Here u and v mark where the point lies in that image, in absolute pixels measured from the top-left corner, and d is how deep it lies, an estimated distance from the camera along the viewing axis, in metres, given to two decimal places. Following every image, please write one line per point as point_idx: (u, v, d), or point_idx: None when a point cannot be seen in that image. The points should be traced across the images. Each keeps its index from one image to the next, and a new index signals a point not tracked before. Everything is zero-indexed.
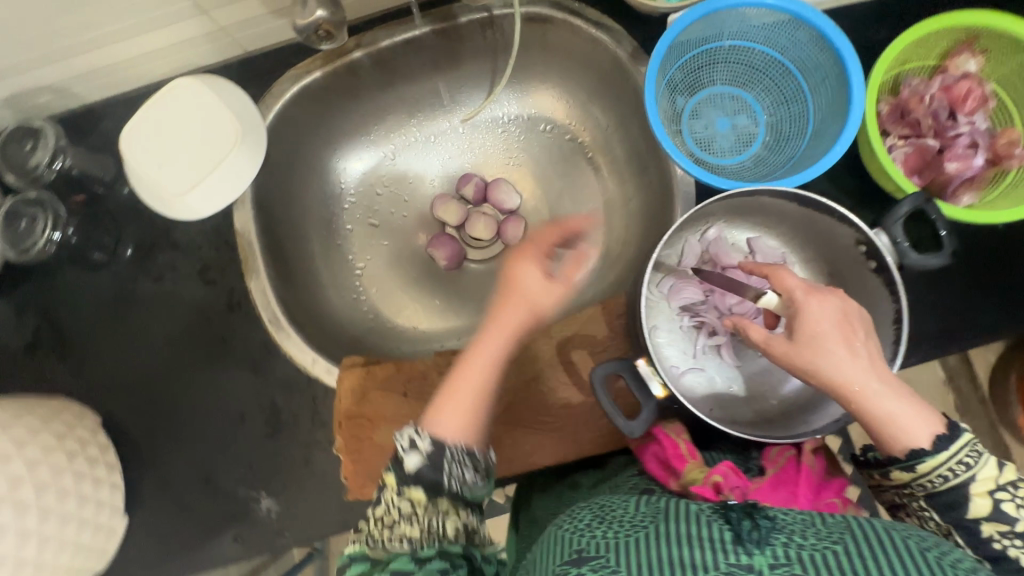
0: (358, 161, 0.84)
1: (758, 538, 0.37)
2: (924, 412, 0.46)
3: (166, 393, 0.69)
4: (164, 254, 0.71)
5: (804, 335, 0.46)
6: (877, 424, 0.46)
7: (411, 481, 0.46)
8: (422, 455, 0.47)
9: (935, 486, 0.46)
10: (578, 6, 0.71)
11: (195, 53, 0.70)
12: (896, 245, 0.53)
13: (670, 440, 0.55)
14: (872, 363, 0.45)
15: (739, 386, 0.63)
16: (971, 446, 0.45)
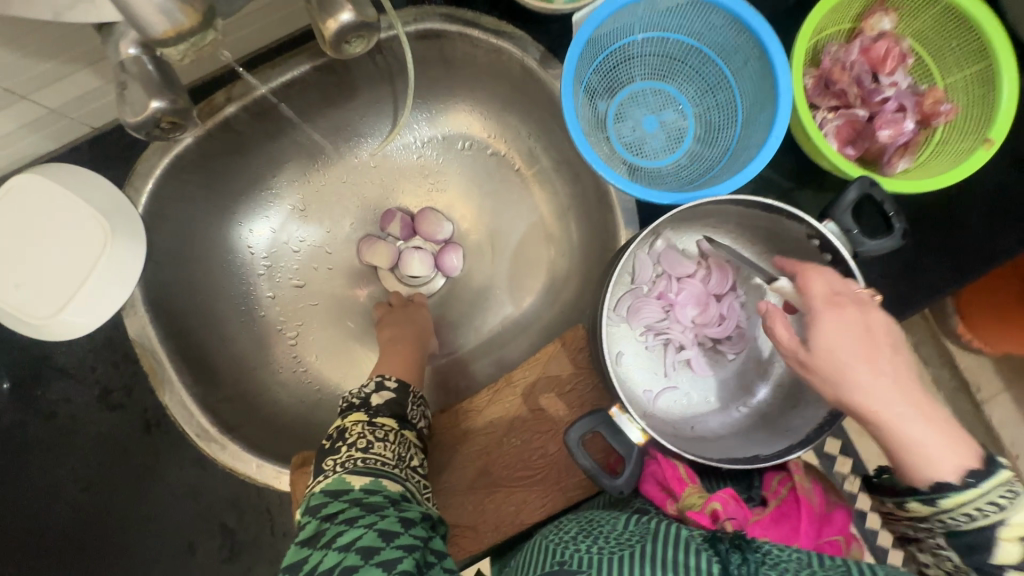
0: (265, 223, 0.75)
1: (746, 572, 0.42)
2: (961, 443, 0.42)
3: (97, 537, 0.60)
4: (54, 383, 0.61)
5: (821, 348, 0.45)
6: (911, 454, 0.43)
7: (382, 413, 0.59)
8: (390, 394, 0.61)
9: (960, 525, 0.42)
10: (472, 15, 0.63)
11: (31, 143, 0.58)
12: (849, 234, 0.50)
13: (672, 467, 0.54)
14: (899, 384, 0.43)
15: (716, 397, 0.60)
16: (1008, 488, 0.41)
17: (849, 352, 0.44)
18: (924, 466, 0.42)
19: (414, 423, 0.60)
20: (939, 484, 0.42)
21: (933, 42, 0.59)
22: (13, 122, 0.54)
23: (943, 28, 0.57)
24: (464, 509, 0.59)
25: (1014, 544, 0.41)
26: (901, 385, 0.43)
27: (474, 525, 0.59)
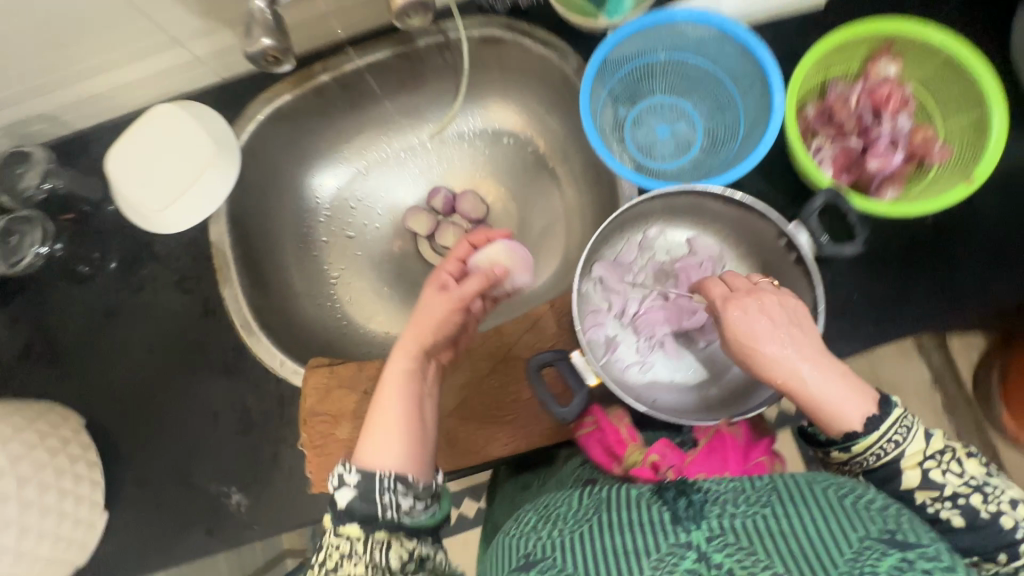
0: (332, 178, 0.89)
1: (693, 514, 0.42)
2: (860, 390, 0.49)
3: (145, 395, 0.73)
4: (146, 267, 0.76)
5: (733, 343, 0.51)
6: (816, 410, 0.49)
7: (348, 518, 0.48)
8: (353, 492, 0.49)
9: (869, 462, 0.49)
10: (527, 27, 0.75)
11: (175, 81, 0.75)
12: (815, 239, 0.56)
13: (613, 429, 0.61)
14: (802, 354, 0.49)
15: (682, 379, 0.66)
16: (901, 421, 0.48)
17: (762, 330, 0.50)
18: (832, 419, 0.49)
19: (387, 510, 0.49)
20: (849, 432, 0.49)
21: (938, 89, 0.64)
22: (167, 61, 0.71)
23: (943, 79, 0.63)
24: (439, 433, 0.67)
25: (916, 470, 0.48)
26: (803, 351, 0.49)
27: (445, 448, 0.67)
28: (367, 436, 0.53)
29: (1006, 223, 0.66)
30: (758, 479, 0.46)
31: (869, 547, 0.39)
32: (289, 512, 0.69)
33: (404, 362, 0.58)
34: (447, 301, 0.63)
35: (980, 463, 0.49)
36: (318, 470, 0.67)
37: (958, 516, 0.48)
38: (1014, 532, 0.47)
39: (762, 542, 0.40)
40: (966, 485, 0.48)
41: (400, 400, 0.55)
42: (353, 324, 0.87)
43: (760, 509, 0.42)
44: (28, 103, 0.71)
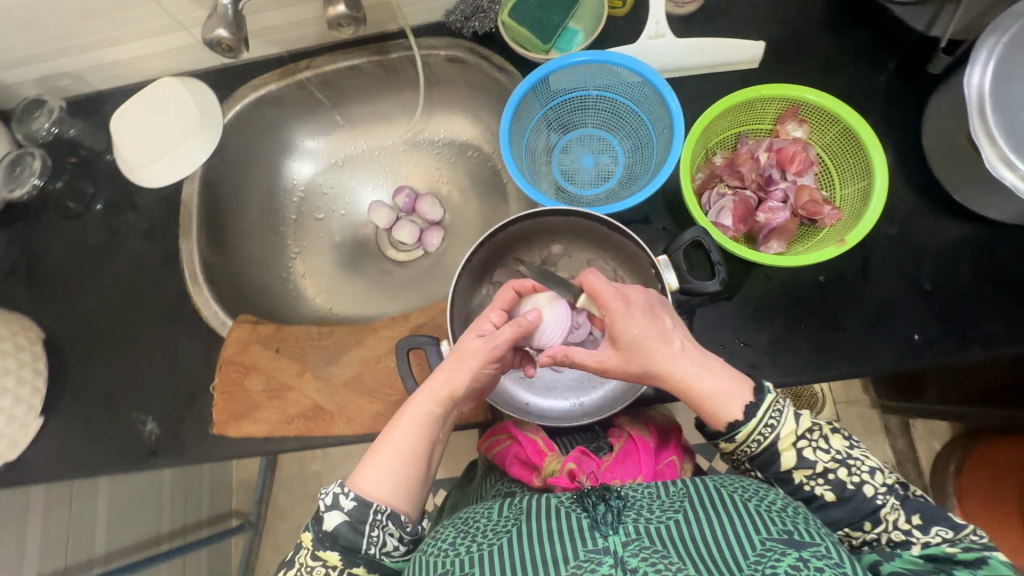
0: (308, 164, 0.98)
1: (611, 521, 0.46)
2: (739, 379, 0.58)
3: (99, 323, 0.83)
4: (126, 214, 0.87)
5: (631, 351, 0.58)
6: (705, 403, 0.57)
7: (328, 542, 0.54)
8: (343, 517, 0.54)
9: (753, 448, 0.56)
10: (487, 53, 0.83)
11: (181, 60, 0.87)
12: (679, 270, 0.63)
13: (530, 442, 0.66)
14: (688, 350, 0.58)
15: (559, 388, 0.76)
16: (773, 406, 0.56)
17: (649, 335, 0.58)
18: (719, 410, 0.56)
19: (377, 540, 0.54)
20: (731, 422, 0.56)
21: (838, 154, 0.68)
22: (173, 42, 0.83)
23: (842, 146, 0.67)
24: (333, 398, 0.74)
25: (791, 451, 0.55)
26: (688, 352, 0.58)
27: (335, 413, 0.73)
28: (370, 464, 0.57)
29: (899, 291, 0.68)
30: (673, 485, 0.51)
31: (770, 549, 0.44)
32: (191, 448, 0.76)
33: (430, 405, 0.60)
34: (482, 355, 0.59)
35: (843, 438, 0.56)
36: (221, 413, 0.74)
37: (830, 490, 0.54)
38: (875, 501, 0.53)
39: (670, 544, 0.44)
40: (833, 460, 0.54)
41: (415, 431, 0.59)
42: (300, 295, 0.95)
43: (674, 515, 0.47)
44: (56, 61, 0.84)
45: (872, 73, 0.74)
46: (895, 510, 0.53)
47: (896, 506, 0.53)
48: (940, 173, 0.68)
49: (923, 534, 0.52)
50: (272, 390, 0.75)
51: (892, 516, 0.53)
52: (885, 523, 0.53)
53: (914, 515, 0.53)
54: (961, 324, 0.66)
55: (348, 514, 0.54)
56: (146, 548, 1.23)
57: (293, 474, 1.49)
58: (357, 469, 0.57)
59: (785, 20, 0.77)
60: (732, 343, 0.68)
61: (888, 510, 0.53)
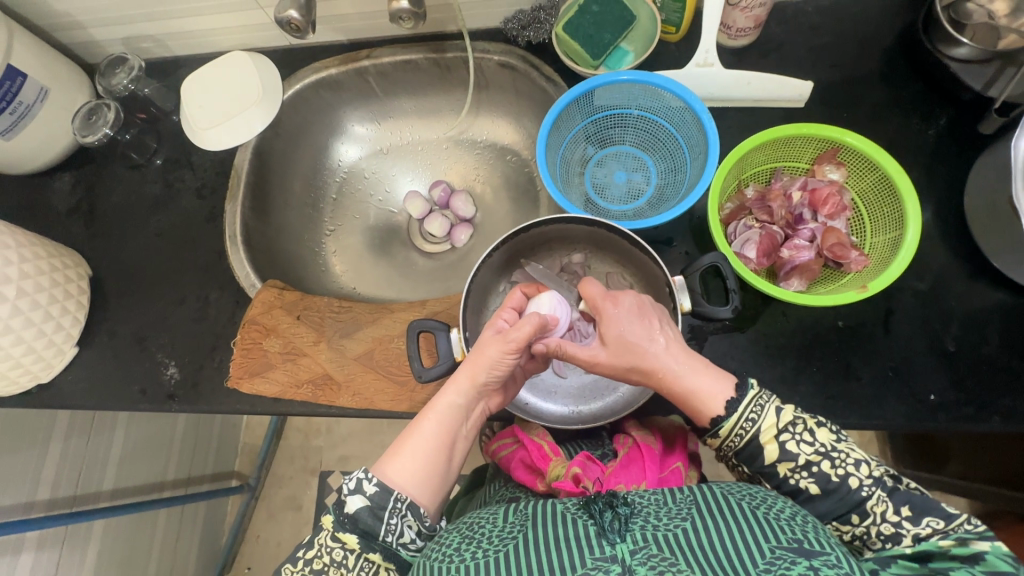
0: (355, 148, 1.03)
1: (619, 528, 0.48)
2: (722, 375, 0.59)
3: (142, 267, 0.88)
4: (182, 171, 0.93)
5: (621, 348, 0.61)
6: (688, 396, 0.60)
7: (349, 525, 0.56)
8: (365, 501, 0.56)
9: (737, 443, 0.58)
10: (539, 63, 0.86)
11: (253, 36, 0.93)
12: (693, 293, 0.64)
13: (536, 448, 0.67)
14: (673, 354, 0.60)
15: (561, 392, 0.78)
16: (754, 401, 0.57)
17: (635, 335, 0.61)
18: (702, 405, 0.59)
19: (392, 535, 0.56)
20: (714, 417, 0.58)
21: (872, 202, 0.68)
22: (248, 19, 0.89)
23: (878, 194, 0.67)
24: (342, 369, 0.76)
25: (773, 444, 0.56)
26: (673, 351, 0.60)
27: (342, 383, 0.76)
28: (394, 455, 0.61)
29: (919, 347, 0.67)
30: (681, 493, 0.53)
31: (779, 557, 0.45)
32: (205, 396, 0.80)
33: (454, 397, 0.62)
34: (498, 343, 0.62)
35: (829, 431, 0.57)
36: (237, 368, 0.77)
37: (813, 483, 0.55)
38: (860, 493, 0.54)
39: (678, 552, 0.46)
40: (816, 453, 0.55)
41: (438, 423, 0.62)
42: (328, 271, 0.99)
43: (681, 523, 0.49)
44: (143, 25, 0.91)
45: (922, 126, 0.74)
46: (882, 502, 0.54)
47: (883, 498, 0.54)
48: (978, 235, 0.67)
49: (913, 526, 0.52)
50: (287, 354, 0.78)
51: (879, 508, 0.54)
52: (872, 516, 0.54)
53: (903, 507, 0.53)
54: (980, 392, 0.64)
55: (370, 498, 0.57)
56: (150, 491, 1.28)
57: (297, 445, 1.53)
58: (383, 458, 0.61)
59: (838, 64, 0.77)
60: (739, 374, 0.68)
61: (874, 503, 0.54)
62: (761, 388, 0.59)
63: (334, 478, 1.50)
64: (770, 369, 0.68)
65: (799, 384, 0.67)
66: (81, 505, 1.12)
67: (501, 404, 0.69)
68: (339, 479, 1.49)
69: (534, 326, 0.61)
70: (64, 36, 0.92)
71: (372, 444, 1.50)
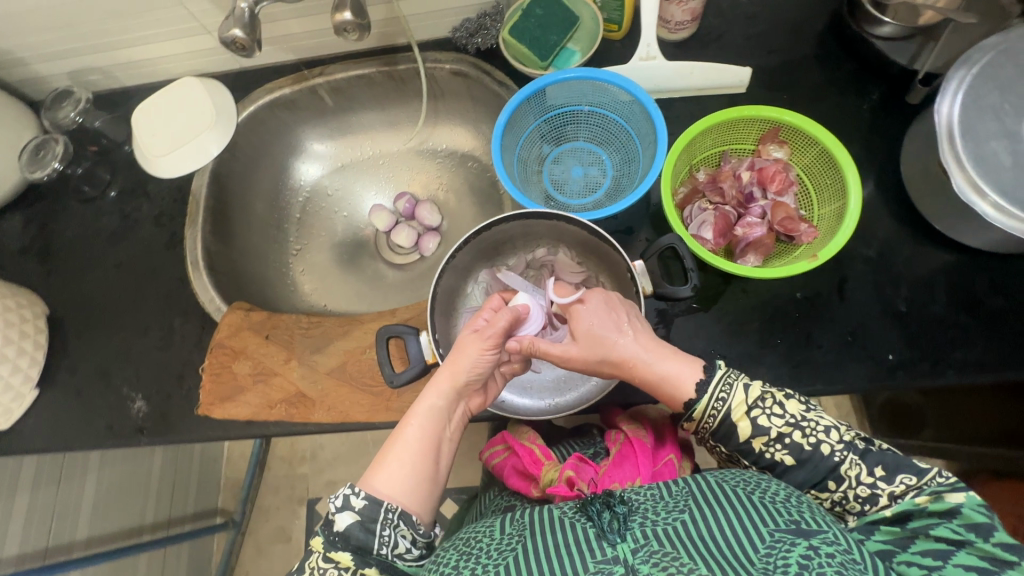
0: (314, 166, 1.02)
1: (618, 528, 0.48)
2: (690, 360, 0.61)
3: (102, 301, 0.86)
4: (138, 201, 0.91)
5: (587, 340, 0.63)
6: (661, 384, 0.61)
7: (341, 543, 0.56)
8: (355, 517, 0.56)
9: (711, 424, 0.59)
10: (489, 68, 0.87)
11: (204, 61, 0.93)
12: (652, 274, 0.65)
13: (528, 453, 0.69)
14: (642, 342, 0.62)
15: (537, 388, 0.79)
16: (723, 380, 0.59)
17: (603, 329, 0.63)
18: (675, 390, 0.60)
19: (381, 550, 0.56)
20: (687, 401, 0.60)
21: (816, 176, 0.71)
22: (197, 43, 0.89)
23: (821, 169, 0.70)
24: (315, 386, 0.75)
25: (745, 421, 0.58)
26: (642, 342, 0.62)
27: (317, 399, 0.75)
28: (379, 466, 0.60)
29: (875, 311, 0.69)
30: (676, 485, 0.54)
31: (779, 540, 0.46)
32: (176, 426, 0.78)
33: (436, 400, 0.62)
34: (478, 343, 0.63)
35: (798, 402, 0.58)
36: (207, 394, 0.76)
37: (789, 454, 0.57)
38: (834, 458, 0.56)
39: (681, 546, 0.46)
40: (787, 424, 0.57)
41: (421, 427, 0.62)
42: (297, 290, 0.98)
43: (680, 516, 0.49)
44: (88, 57, 0.90)
45: (857, 102, 0.77)
46: (856, 464, 0.55)
47: (856, 461, 0.55)
48: (918, 200, 0.70)
49: (888, 485, 0.54)
50: (258, 375, 0.77)
51: (853, 471, 0.55)
52: (848, 480, 0.55)
53: (877, 468, 0.55)
54: (934, 348, 0.67)
55: (359, 513, 0.56)
56: (129, 536, 1.24)
57: (280, 475, 1.50)
58: (371, 469, 0.60)
59: (773, 50, 0.81)
60: (707, 352, 0.70)
61: (848, 467, 0.55)
62: (728, 367, 0.61)
63: (322, 505, 1.46)
64: (737, 346, 0.70)
65: (765, 356, 0.69)
66: (53, 557, 1.07)
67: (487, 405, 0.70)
68: (327, 505, 1.46)
69: (510, 319, 0.64)
70: (5, 74, 0.91)
71: (359, 466, 1.48)
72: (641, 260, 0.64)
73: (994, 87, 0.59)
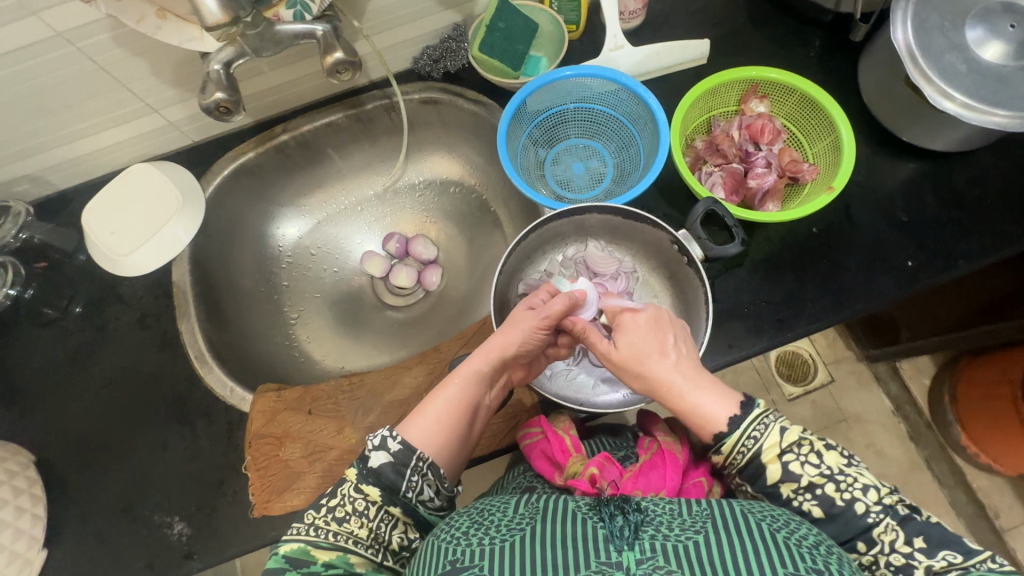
0: (293, 227, 0.97)
1: (628, 536, 0.45)
2: (728, 394, 0.58)
3: (97, 429, 0.75)
4: (111, 308, 0.81)
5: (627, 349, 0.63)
6: (691, 412, 0.58)
7: (372, 478, 0.53)
8: (389, 457, 0.53)
9: (739, 461, 0.55)
10: (460, 90, 0.87)
11: (151, 143, 0.86)
12: (699, 240, 0.67)
13: (558, 440, 0.66)
14: (681, 366, 0.60)
15: (605, 381, 0.76)
16: (758, 420, 0.55)
17: (646, 346, 0.62)
18: (703, 422, 0.57)
19: (410, 494, 0.53)
20: (715, 433, 0.56)
21: (800, 119, 0.77)
22: (142, 126, 0.82)
23: (803, 112, 0.76)
24: None
25: (776, 463, 0.53)
26: (683, 367, 0.60)
27: None
28: (415, 417, 0.59)
29: (882, 228, 0.75)
30: (696, 505, 0.49)
31: None
32: (230, 538, 0.69)
33: (482, 366, 0.62)
34: (534, 320, 0.63)
35: (838, 455, 0.53)
36: (261, 492, 0.68)
37: (817, 506, 0.52)
38: (867, 519, 0.51)
39: (683, 562, 0.42)
40: (821, 475, 0.52)
41: (460, 390, 0.61)
42: (309, 359, 0.91)
43: (693, 535, 0.45)
44: (14, 166, 0.80)
45: (803, 52, 0.85)
46: (891, 530, 0.50)
47: (893, 526, 0.50)
48: (886, 122, 0.77)
49: (927, 558, 0.49)
50: (312, 455, 0.70)
51: (888, 536, 0.50)
52: (880, 544, 0.50)
53: (917, 538, 0.49)
54: (941, 245, 0.74)
55: (393, 456, 0.53)
56: None
57: None
58: (406, 419, 0.58)
59: (718, 21, 0.87)
60: (755, 303, 0.73)
61: (882, 531, 0.50)
62: (768, 408, 0.56)
63: None
64: (779, 291, 0.73)
65: (807, 293, 0.73)
66: None
67: (521, 378, 0.71)
68: None
69: (566, 304, 0.64)
70: None
71: None
72: (685, 239, 0.66)
73: (931, 11, 0.67)
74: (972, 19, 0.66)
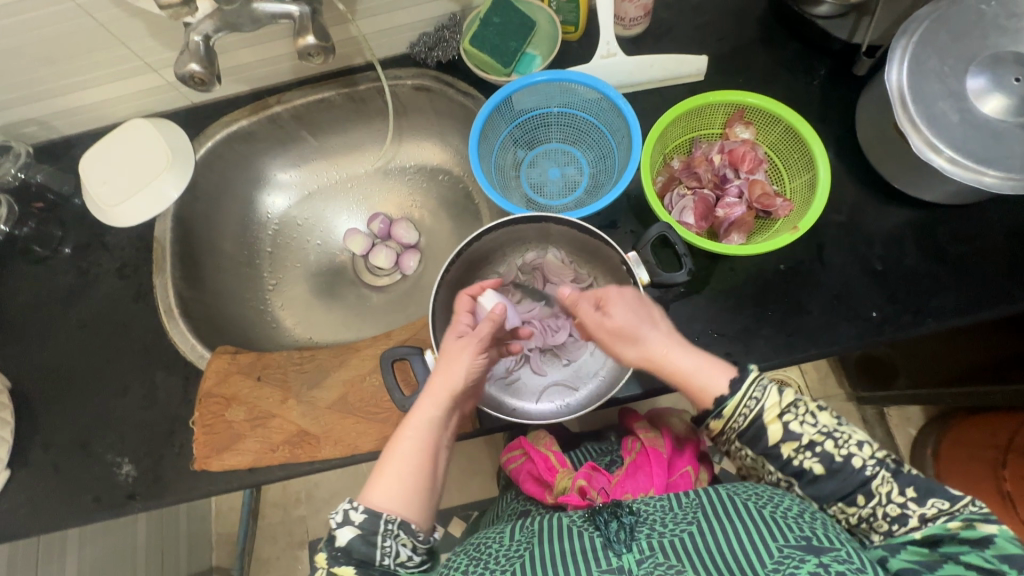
0: (280, 198, 0.99)
1: (625, 539, 0.48)
2: (718, 361, 0.60)
3: (68, 366, 0.80)
4: (95, 254, 0.86)
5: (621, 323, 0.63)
6: (689, 378, 0.59)
7: (343, 558, 0.53)
8: (356, 530, 0.54)
9: (740, 424, 0.57)
10: (451, 80, 0.87)
11: (150, 101, 0.89)
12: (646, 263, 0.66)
13: (542, 460, 0.69)
14: (671, 334, 0.63)
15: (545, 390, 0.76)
16: (755, 382, 0.57)
17: (638, 317, 0.62)
18: (700, 391, 0.58)
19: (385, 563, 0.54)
20: (717, 397, 0.57)
21: (784, 151, 0.74)
22: (142, 84, 0.85)
23: (787, 144, 0.73)
24: (318, 422, 0.73)
25: (776, 424, 0.56)
26: (674, 338, 0.62)
27: (321, 435, 0.72)
28: (376, 480, 0.58)
29: (855, 273, 0.73)
30: (686, 496, 0.53)
31: (788, 554, 0.45)
32: (171, 485, 0.73)
33: (434, 412, 0.61)
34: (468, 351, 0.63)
35: (831, 414, 0.56)
36: (202, 447, 0.72)
37: (818, 463, 0.55)
38: (864, 473, 0.54)
39: (684, 558, 0.45)
40: (819, 433, 0.55)
41: (418, 439, 0.60)
42: (279, 326, 0.94)
43: (687, 528, 0.49)
44: (19, 110, 0.84)
45: (807, 79, 0.81)
46: (887, 482, 0.53)
47: (887, 477, 0.53)
48: (878, 163, 0.74)
49: (919, 507, 0.52)
50: (255, 419, 0.73)
51: (885, 488, 0.53)
52: (878, 496, 0.53)
53: (908, 488, 0.53)
54: (914, 299, 0.71)
55: (360, 527, 0.54)
56: None
57: (276, 522, 1.42)
58: (368, 483, 0.58)
59: (723, 37, 0.84)
60: (708, 333, 0.71)
61: (878, 483, 0.53)
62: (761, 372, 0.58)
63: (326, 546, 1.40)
64: (734, 323, 0.72)
65: (763, 330, 0.71)
66: None
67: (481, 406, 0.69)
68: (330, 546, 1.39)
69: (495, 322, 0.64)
70: None
71: None
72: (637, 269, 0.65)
73: (934, 53, 0.63)
74: (978, 66, 0.62)
